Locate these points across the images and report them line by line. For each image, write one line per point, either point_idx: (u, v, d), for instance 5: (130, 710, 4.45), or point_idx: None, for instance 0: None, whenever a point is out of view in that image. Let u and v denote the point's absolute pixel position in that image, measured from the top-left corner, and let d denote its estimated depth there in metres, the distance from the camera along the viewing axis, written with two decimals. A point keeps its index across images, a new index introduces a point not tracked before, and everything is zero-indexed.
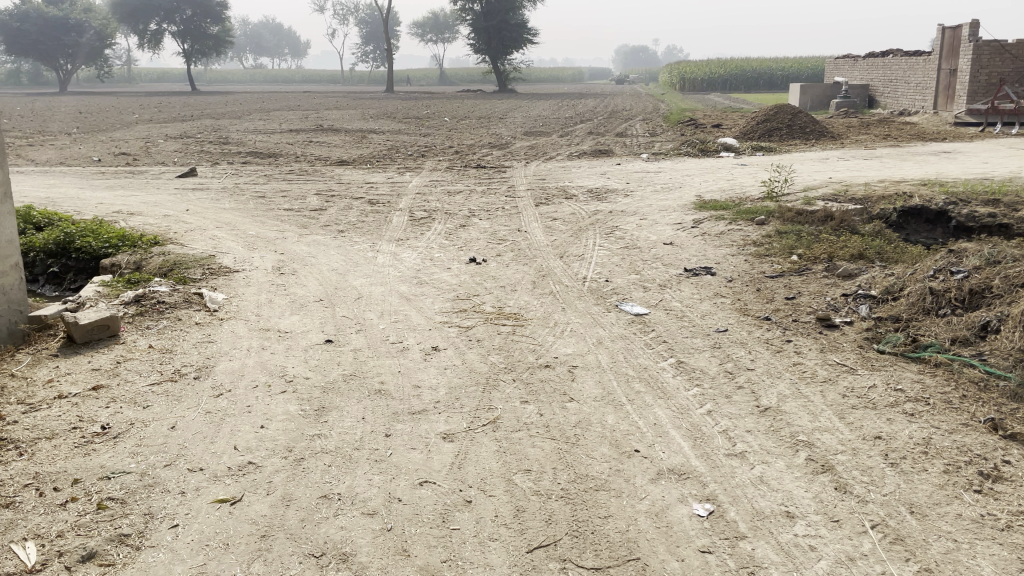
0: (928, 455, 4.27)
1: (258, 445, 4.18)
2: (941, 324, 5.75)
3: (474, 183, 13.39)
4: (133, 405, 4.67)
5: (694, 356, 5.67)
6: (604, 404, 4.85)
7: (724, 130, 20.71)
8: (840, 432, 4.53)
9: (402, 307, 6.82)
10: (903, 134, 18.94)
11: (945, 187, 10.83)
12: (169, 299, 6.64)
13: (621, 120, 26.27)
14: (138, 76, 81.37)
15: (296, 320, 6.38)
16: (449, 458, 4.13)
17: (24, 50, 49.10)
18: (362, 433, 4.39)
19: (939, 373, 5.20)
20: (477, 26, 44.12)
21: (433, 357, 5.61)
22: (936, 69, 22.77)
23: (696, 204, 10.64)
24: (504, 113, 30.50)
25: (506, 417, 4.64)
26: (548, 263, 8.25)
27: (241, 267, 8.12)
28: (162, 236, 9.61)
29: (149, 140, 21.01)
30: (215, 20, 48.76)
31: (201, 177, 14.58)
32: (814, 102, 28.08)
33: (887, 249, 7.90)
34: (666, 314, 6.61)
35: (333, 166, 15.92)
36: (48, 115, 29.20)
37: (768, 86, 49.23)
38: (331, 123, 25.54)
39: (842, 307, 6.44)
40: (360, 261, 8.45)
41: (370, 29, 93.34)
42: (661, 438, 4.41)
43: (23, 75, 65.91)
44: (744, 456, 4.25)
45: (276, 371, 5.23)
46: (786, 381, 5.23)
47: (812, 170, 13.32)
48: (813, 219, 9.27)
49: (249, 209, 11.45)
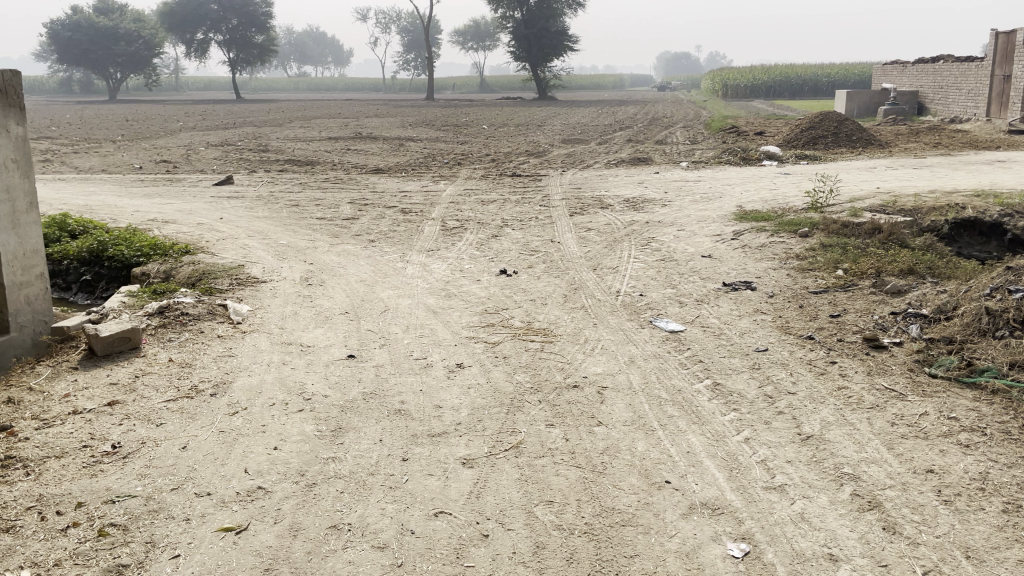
0: (986, 492, 3.93)
1: (270, 469, 4.01)
2: (999, 347, 5.37)
3: (509, 192, 13.21)
4: (146, 423, 4.54)
5: (731, 378, 5.38)
6: (633, 429, 4.59)
7: (767, 138, 20.24)
8: (889, 464, 4.22)
9: (428, 320, 6.63)
10: (955, 142, 18.30)
11: (999, 198, 10.35)
12: (193, 310, 6.54)
13: (661, 127, 25.88)
14: (185, 85, 83.13)
15: (320, 334, 6.22)
16: (467, 487, 3.91)
17: (77, 60, 50.36)
18: (378, 457, 4.19)
19: (997, 401, 4.84)
20: (516, 33, 44.09)
21: (457, 375, 5.40)
22: (989, 75, 22.04)
23: (736, 215, 10.30)
24: (543, 120, 30.26)
25: (530, 441, 4.42)
26: (580, 275, 8.02)
27: (269, 277, 8.02)
28: (194, 245, 9.58)
29: (190, 147, 21.26)
30: (259, 29, 49.44)
31: (237, 184, 14.64)
32: (861, 109, 27.39)
33: (938, 265, 7.52)
34: (703, 331, 6.32)
35: (368, 174, 15.86)
36: (95, 123, 29.82)
37: (814, 93, 48.33)
38: (369, 131, 25.59)
39: (891, 327, 6.09)
40: (389, 272, 8.30)
41: (411, 37, 93.76)
42: (694, 468, 4.14)
43: (76, 84, 67.62)
44: (783, 489, 3.96)
45: (295, 389, 5.06)
46: (830, 406, 4.91)
47: (858, 180, 12.88)
48: (858, 231, 8.90)
49: (283, 217, 11.42)
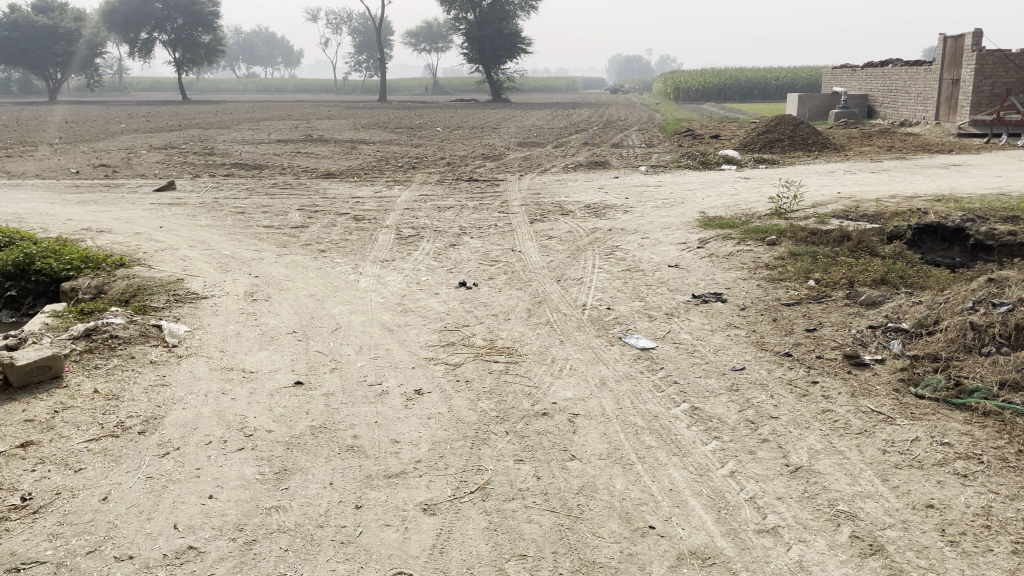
0: (992, 531, 3.63)
1: (202, 523, 3.53)
2: (986, 365, 5.11)
3: (465, 197, 12.76)
4: (63, 469, 4.01)
5: (709, 402, 5.02)
6: (610, 464, 4.20)
7: (724, 141, 20.09)
8: (886, 499, 3.90)
9: (383, 339, 6.17)
10: (908, 145, 18.36)
11: (960, 203, 10.24)
12: (124, 332, 5.98)
13: (617, 131, 25.65)
14: (130, 85, 80.90)
15: (264, 357, 5.71)
16: (429, 539, 3.49)
17: (14, 59, 48.09)
18: (328, 505, 3.73)
19: (990, 425, 4.57)
20: (470, 34, 43.61)
21: (416, 404, 4.94)
22: (938, 79, 22.24)
23: (700, 222, 10.03)
24: (499, 122, 29.80)
25: (497, 481, 4.00)
26: (543, 287, 7.64)
27: (211, 292, 7.47)
28: (130, 257, 8.94)
29: (133, 150, 20.36)
30: (206, 29, 47.96)
31: (179, 190, 13.92)
32: (813, 112, 27.54)
33: (909, 273, 7.32)
34: (675, 349, 5.97)
35: (319, 179, 15.25)
36: (32, 125, 28.48)
37: (763, 96, 48.76)
38: (321, 133, 24.87)
39: (871, 342, 5.84)
40: (340, 285, 7.81)
41: (363, 38, 92.44)
42: (679, 510, 3.77)
43: (14, 84, 65.16)
44: (777, 532, 3.61)
45: (234, 423, 4.56)
46: (817, 433, 4.59)
47: (819, 185, 12.73)
48: (827, 238, 8.66)
49: (228, 225, 10.83)
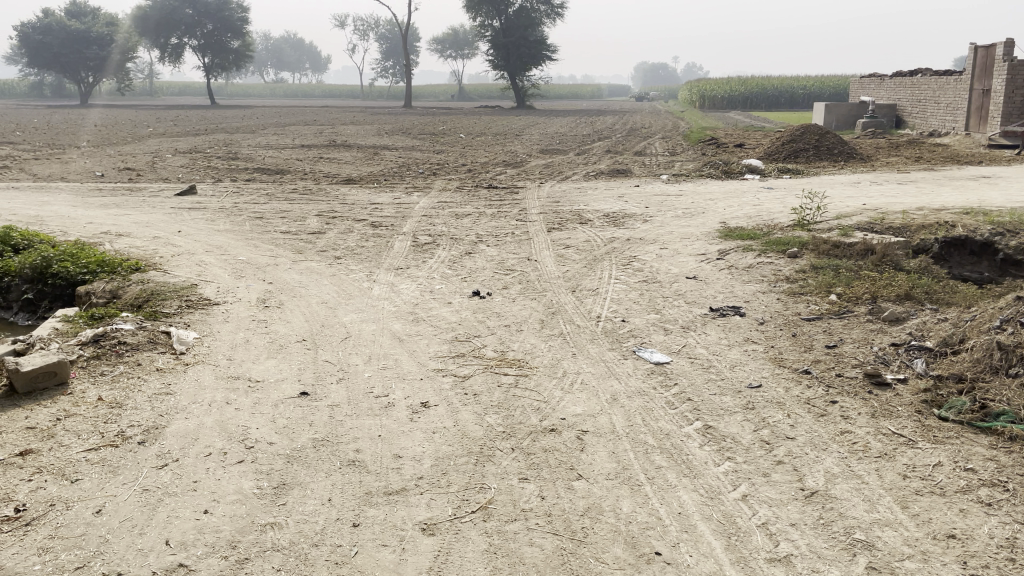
0: (1016, 564, 3.45)
1: (195, 540, 3.45)
2: (1013, 387, 4.91)
3: (484, 205, 12.67)
4: (59, 479, 3.95)
5: (724, 421, 4.87)
6: (618, 485, 4.07)
7: (748, 150, 19.82)
8: (905, 527, 3.73)
9: (392, 350, 6.08)
10: (937, 156, 18.02)
11: (988, 216, 9.98)
12: (132, 339, 5.94)
13: (640, 138, 25.47)
14: (159, 89, 81.90)
15: (271, 366, 5.65)
16: (426, 561, 3.38)
17: (47, 62, 48.82)
18: (325, 523, 3.63)
19: (1016, 450, 4.38)
20: (495, 41, 43.63)
21: (421, 418, 4.83)
22: (968, 88, 21.84)
23: (720, 233, 9.85)
24: (522, 129, 29.71)
25: (500, 501, 3.88)
26: (558, 297, 7.52)
27: (223, 298, 7.43)
28: (146, 261, 8.93)
29: (158, 154, 20.51)
30: (234, 34, 48.43)
31: (199, 194, 13.97)
32: (840, 121, 27.18)
33: (935, 289, 7.10)
34: (690, 364, 5.82)
35: (339, 185, 15.24)
36: (62, 128, 28.85)
37: (789, 105, 48.30)
38: (343, 138, 24.95)
39: (893, 361, 5.65)
40: (353, 293, 7.74)
41: (389, 45, 92.95)
42: (686, 536, 3.63)
43: (47, 88, 66.25)
44: (789, 562, 3.46)
45: (235, 434, 4.48)
46: (835, 456, 4.42)
47: (844, 195, 12.50)
48: (850, 251, 8.45)
49: (245, 230, 10.83)
